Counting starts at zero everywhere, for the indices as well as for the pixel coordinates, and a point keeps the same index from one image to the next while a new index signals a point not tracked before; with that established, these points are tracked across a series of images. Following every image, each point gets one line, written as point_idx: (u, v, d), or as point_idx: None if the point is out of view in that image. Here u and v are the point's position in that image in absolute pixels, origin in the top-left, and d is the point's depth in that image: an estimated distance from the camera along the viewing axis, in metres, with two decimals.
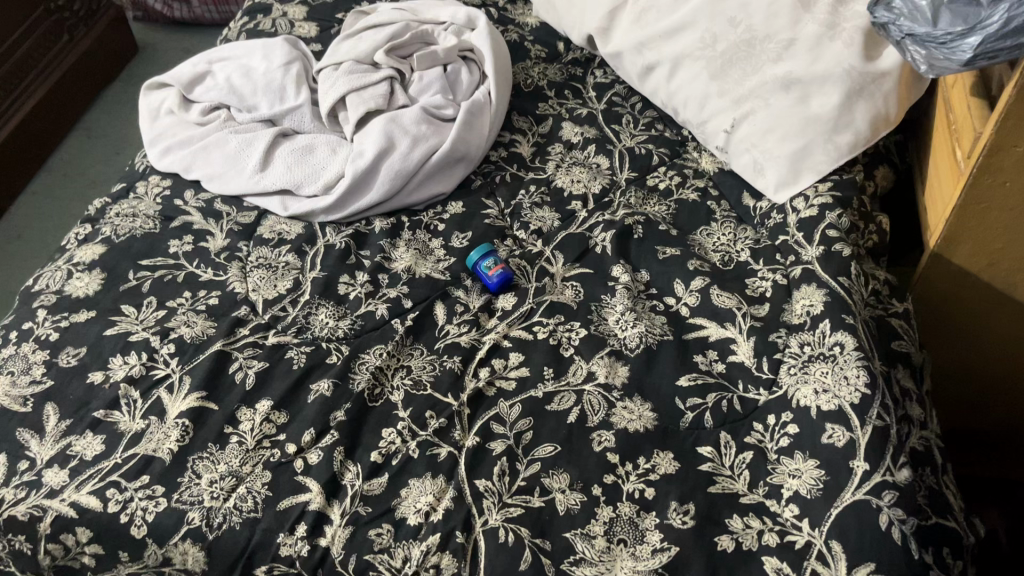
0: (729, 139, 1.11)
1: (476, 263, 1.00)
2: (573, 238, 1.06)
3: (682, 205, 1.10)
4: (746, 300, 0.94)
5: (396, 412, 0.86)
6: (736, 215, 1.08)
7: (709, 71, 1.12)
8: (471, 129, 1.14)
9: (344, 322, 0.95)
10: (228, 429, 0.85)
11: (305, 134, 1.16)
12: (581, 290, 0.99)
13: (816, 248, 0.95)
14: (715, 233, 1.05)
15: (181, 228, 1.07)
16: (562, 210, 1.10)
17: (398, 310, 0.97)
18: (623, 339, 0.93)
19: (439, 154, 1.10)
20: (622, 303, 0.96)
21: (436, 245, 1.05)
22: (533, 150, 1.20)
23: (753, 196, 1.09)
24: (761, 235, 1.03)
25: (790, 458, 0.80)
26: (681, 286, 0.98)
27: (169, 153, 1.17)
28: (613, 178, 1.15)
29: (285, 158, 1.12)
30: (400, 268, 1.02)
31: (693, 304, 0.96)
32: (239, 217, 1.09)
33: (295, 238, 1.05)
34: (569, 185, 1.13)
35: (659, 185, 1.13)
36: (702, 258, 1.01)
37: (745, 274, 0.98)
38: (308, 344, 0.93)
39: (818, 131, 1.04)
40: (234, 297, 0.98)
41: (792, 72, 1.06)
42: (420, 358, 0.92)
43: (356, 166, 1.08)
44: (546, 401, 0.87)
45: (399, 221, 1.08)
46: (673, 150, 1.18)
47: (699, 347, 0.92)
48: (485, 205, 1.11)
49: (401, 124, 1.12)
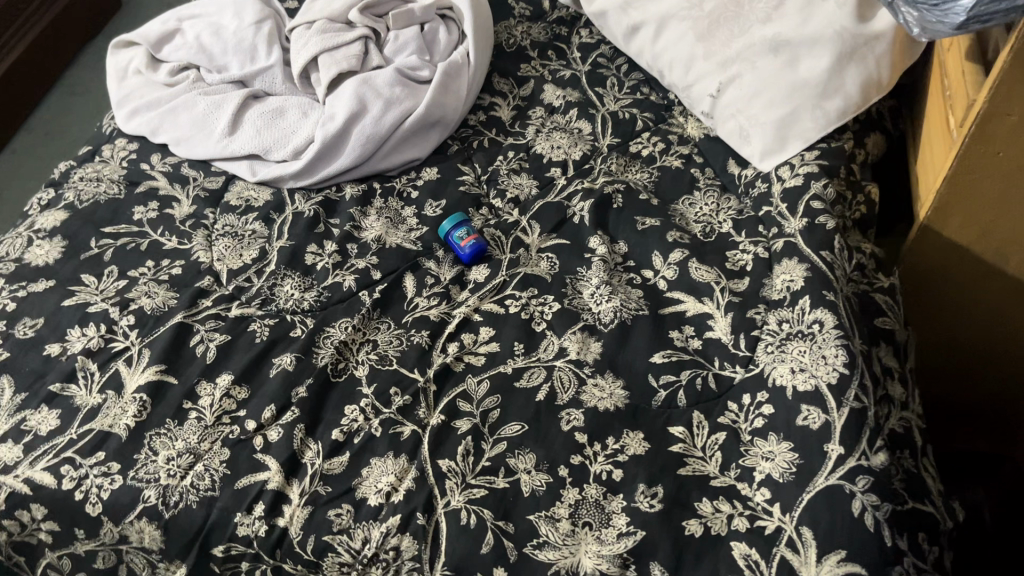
0: (715, 104, 1.06)
1: (448, 233, 0.97)
2: (550, 207, 1.02)
3: (665, 172, 1.06)
4: (726, 274, 0.91)
5: (360, 388, 0.84)
6: (721, 183, 1.04)
7: (695, 33, 1.08)
8: (447, 92, 1.10)
9: (310, 294, 0.92)
10: (187, 404, 0.83)
11: (276, 96, 1.12)
12: (556, 261, 0.96)
13: (799, 220, 0.91)
14: (697, 203, 1.01)
15: (146, 194, 1.04)
16: (540, 178, 1.06)
17: (366, 281, 0.94)
18: (597, 313, 0.90)
19: (413, 118, 1.05)
20: (597, 277, 0.93)
21: (408, 213, 1.01)
22: (513, 113, 1.16)
23: (739, 163, 1.05)
24: (744, 205, 0.99)
25: (763, 440, 0.78)
26: (659, 258, 0.94)
27: (136, 115, 1.13)
28: (595, 144, 1.11)
29: (254, 122, 1.08)
30: (370, 236, 0.98)
31: (671, 278, 0.93)
32: (206, 183, 1.05)
33: (263, 205, 1.02)
34: (548, 152, 1.09)
35: (642, 151, 1.09)
36: (682, 229, 0.98)
37: (726, 247, 0.94)
38: (273, 316, 0.90)
39: (807, 96, 1.00)
40: (197, 266, 0.95)
41: (781, 34, 1.02)
42: (387, 333, 0.89)
43: (326, 130, 1.04)
44: (515, 377, 0.84)
45: (371, 188, 1.05)
46: (658, 115, 1.14)
47: (676, 323, 0.89)
48: (460, 171, 1.07)
49: (374, 86, 1.07)
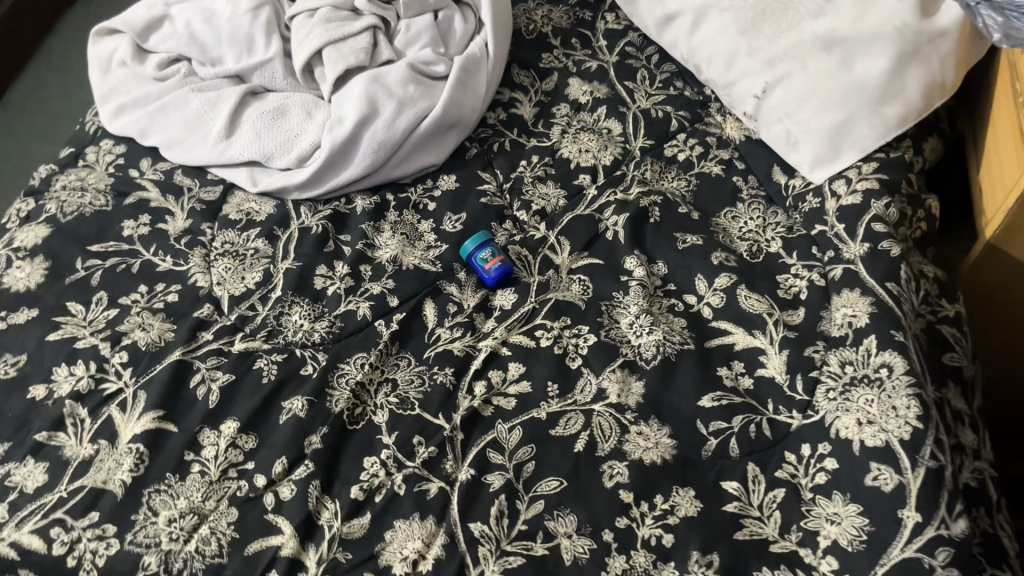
0: (760, 105, 0.97)
1: (471, 254, 0.88)
2: (580, 221, 0.93)
3: (704, 179, 0.97)
4: (778, 304, 0.83)
5: (381, 437, 0.76)
6: (766, 194, 0.95)
7: (737, 26, 0.98)
8: (465, 91, 1.01)
9: (321, 325, 0.84)
10: (189, 455, 0.75)
11: (276, 94, 1.03)
12: (589, 285, 0.88)
13: (860, 245, 0.82)
14: (741, 218, 0.93)
15: (136, 206, 0.94)
16: (568, 187, 0.97)
17: (383, 309, 0.85)
18: (637, 347, 0.82)
19: (429, 121, 0.96)
20: (636, 305, 0.85)
21: (426, 228, 0.93)
22: (536, 111, 1.06)
23: (785, 170, 0.96)
24: (794, 221, 0.91)
25: (827, 499, 0.71)
26: (703, 283, 0.86)
27: (123, 114, 1.03)
28: (626, 146, 1.01)
29: (253, 123, 0.98)
30: (385, 256, 0.90)
31: (716, 306, 0.85)
32: (202, 194, 0.96)
33: (265, 220, 0.93)
34: (576, 157, 1.00)
35: (678, 156, 1.00)
36: (727, 249, 0.89)
37: (776, 271, 0.86)
38: (280, 351, 0.82)
39: (863, 99, 0.90)
40: (195, 292, 0.86)
41: (835, 28, 0.93)
42: (407, 371, 0.81)
43: (334, 136, 0.94)
44: (550, 424, 0.77)
45: (384, 199, 0.95)
46: (693, 113, 1.05)
47: (724, 359, 0.81)
48: (481, 178, 0.98)
49: (385, 84, 0.98)
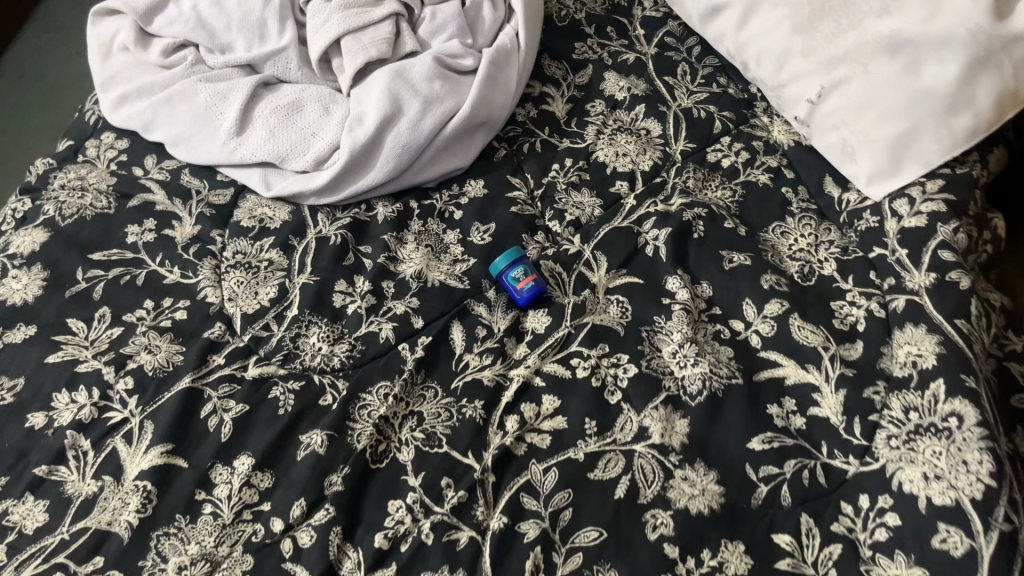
0: (813, 111, 0.90)
1: (501, 272, 0.82)
2: (618, 235, 0.87)
3: (751, 189, 0.91)
4: (834, 336, 0.77)
5: (406, 478, 0.71)
6: (817, 208, 0.89)
7: (791, 23, 0.90)
8: (494, 87, 0.94)
9: (341, 348, 0.78)
10: (200, 495, 0.70)
11: (291, 86, 0.95)
12: (628, 307, 0.82)
13: (925, 274, 0.76)
14: (791, 235, 0.87)
15: (140, 209, 0.88)
16: (604, 195, 0.91)
17: (407, 332, 0.79)
18: (680, 380, 0.77)
19: (456, 121, 0.89)
20: (679, 332, 0.79)
21: (452, 240, 0.87)
22: (569, 108, 0.99)
23: (837, 181, 0.90)
24: (849, 241, 0.85)
25: (889, 559, 0.65)
26: (752, 309, 0.80)
27: (126, 104, 0.96)
28: (666, 150, 0.95)
29: (266, 119, 0.91)
30: (408, 271, 0.84)
31: (766, 334, 0.79)
32: (212, 197, 0.89)
33: (279, 228, 0.86)
34: (613, 160, 0.93)
35: (722, 162, 0.93)
36: (777, 270, 0.83)
37: (830, 297, 0.80)
38: (298, 378, 0.76)
39: (929, 110, 0.82)
40: (206, 309, 0.80)
41: (901, 29, 0.83)
42: (433, 403, 0.75)
43: (354, 138, 0.87)
44: (589, 466, 0.71)
45: (407, 206, 0.89)
46: (738, 114, 0.98)
47: (774, 395, 0.75)
48: (510, 184, 0.91)
49: (409, 80, 0.90)
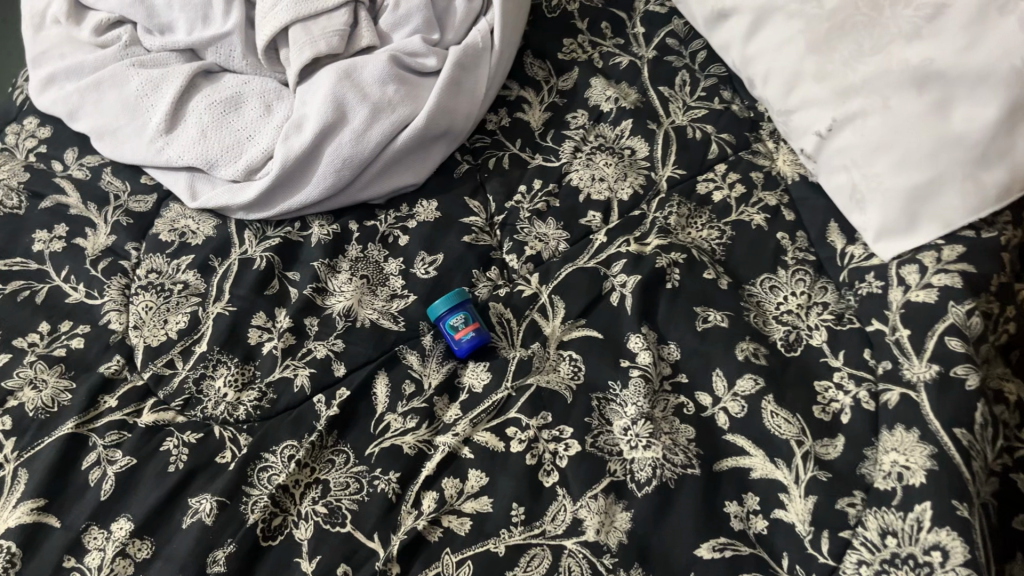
0: (821, 145, 0.78)
1: (439, 318, 0.72)
2: (581, 277, 0.76)
3: (741, 231, 0.79)
4: (812, 428, 0.66)
5: (299, 560, 0.62)
6: (816, 259, 0.77)
7: (807, 38, 0.77)
8: (458, 93, 0.82)
9: (248, 396, 0.69)
10: (68, 561, 0.61)
11: (234, 77, 0.85)
12: (581, 366, 0.71)
13: (926, 365, 0.64)
14: (780, 291, 0.75)
15: (52, 212, 0.79)
16: (572, 226, 0.80)
17: (325, 381, 0.70)
18: (629, 464, 0.66)
19: (408, 132, 0.78)
20: (634, 406, 0.68)
21: (392, 270, 0.76)
22: (546, 117, 0.87)
23: (843, 229, 0.77)
24: (846, 307, 0.73)
25: None
26: (722, 382, 0.69)
27: (51, 86, 0.86)
28: (651, 175, 0.83)
29: (199, 117, 0.81)
30: (337, 306, 0.74)
31: (735, 415, 0.68)
32: (132, 203, 0.80)
33: (200, 245, 0.77)
34: (587, 186, 0.82)
35: (712, 196, 0.82)
36: (758, 336, 0.72)
37: (813, 375, 0.69)
38: (196, 428, 0.68)
39: (956, 159, 0.69)
40: (107, 338, 0.72)
41: (931, 60, 0.70)
42: (342, 471, 0.66)
43: (289, 147, 0.77)
44: (508, 563, 0.62)
45: (346, 227, 0.79)
46: (739, 137, 0.85)
47: (734, 490, 0.65)
48: (467, 208, 0.80)
49: (358, 82, 0.79)
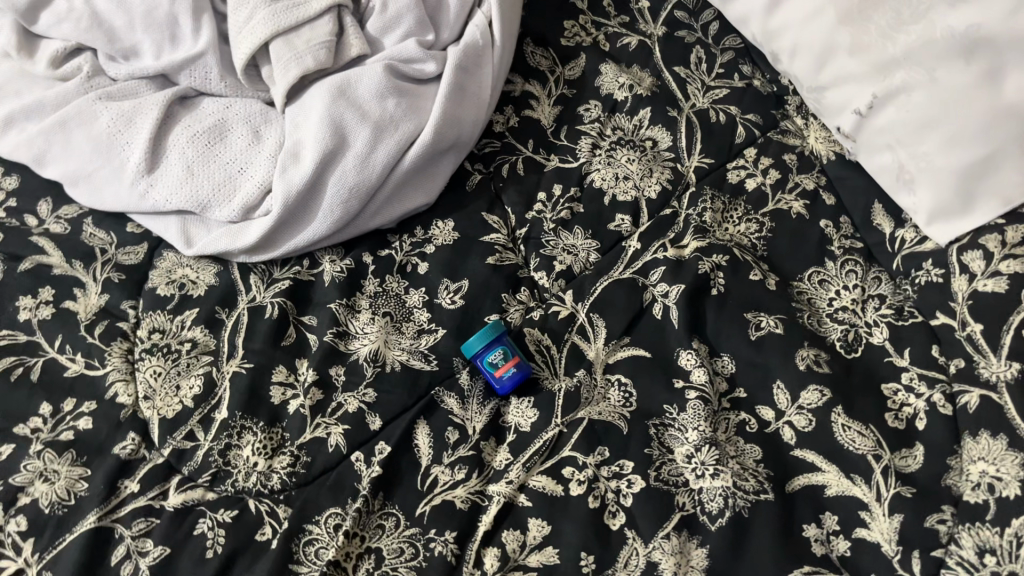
0: (861, 124, 0.73)
1: (476, 355, 0.66)
2: (619, 291, 0.71)
3: (781, 221, 0.74)
4: (888, 439, 0.62)
5: None
6: (864, 245, 0.72)
7: (838, 10, 0.72)
8: (462, 98, 0.75)
9: (280, 462, 0.64)
10: None
11: (213, 102, 0.78)
12: (632, 391, 0.67)
13: (1005, 363, 0.60)
14: (831, 285, 0.70)
15: (33, 275, 0.72)
16: (601, 234, 0.74)
17: (361, 437, 0.65)
18: (698, 495, 0.62)
19: (415, 151, 0.72)
20: (695, 431, 0.64)
21: (415, 302, 0.71)
22: (557, 112, 0.81)
23: (889, 210, 0.73)
24: (905, 299, 0.69)
25: None
26: (785, 395, 0.65)
27: (10, 129, 0.77)
28: (677, 167, 0.77)
29: (182, 152, 0.74)
30: (362, 351, 0.69)
31: (802, 430, 0.64)
32: (121, 256, 0.73)
33: (204, 297, 0.71)
34: (611, 186, 0.76)
35: (746, 184, 0.76)
36: (816, 340, 0.67)
37: (879, 379, 0.65)
38: (229, 505, 0.63)
39: (1013, 132, 0.64)
40: (116, 413, 0.66)
41: (979, 25, 0.64)
42: (393, 537, 0.61)
43: (288, 182, 0.70)
44: None
45: (360, 260, 0.73)
46: (765, 116, 0.80)
47: (811, 512, 0.61)
48: (486, 225, 0.75)
49: (355, 99, 0.72)
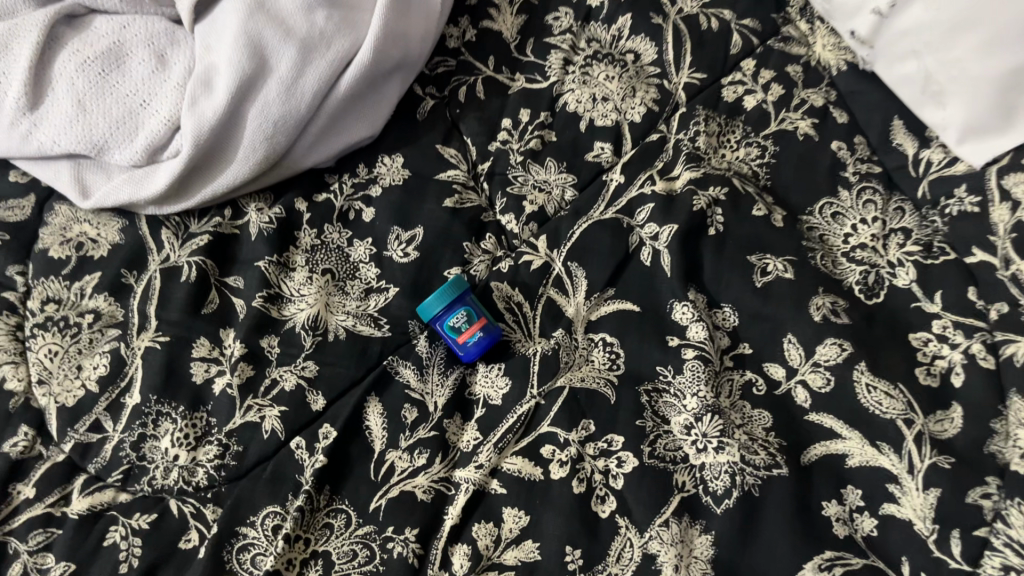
0: (880, 26, 0.62)
1: (435, 319, 0.56)
2: (601, 234, 0.61)
3: (786, 145, 0.64)
4: (920, 401, 0.53)
5: None
6: (882, 171, 0.62)
7: None
8: (410, 10, 0.62)
9: (206, 453, 0.54)
10: None
11: (106, 19, 0.63)
12: (619, 352, 0.57)
13: None
14: (847, 218, 0.60)
15: None
16: (578, 166, 0.64)
17: (302, 420, 0.55)
18: (699, 472, 0.53)
19: (352, 75, 0.59)
20: (694, 398, 0.54)
21: (361, 255, 0.61)
22: (521, 23, 0.69)
23: (910, 127, 0.62)
24: (932, 234, 0.59)
25: None
26: (797, 350, 0.55)
27: None
28: (664, 84, 0.66)
29: (71, 84, 0.60)
30: (299, 316, 0.58)
31: (817, 390, 0.54)
32: (4, 212, 0.61)
33: (107, 258, 0.60)
34: (588, 109, 0.65)
35: (744, 102, 0.66)
36: (832, 285, 0.58)
37: (906, 328, 0.56)
38: (149, 507, 0.52)
39: None
40: (4, 403, 0.55)
41: None
42: (344, 538, 0.51)
43: (199, 117, 0.58)
44: None
45: (292, 208, 0.62)
46: (764, 21, 0.69)
47: (831, 486, 0.52)
48: (442, 160, 0.64)
49: (277, 13, 0.60)
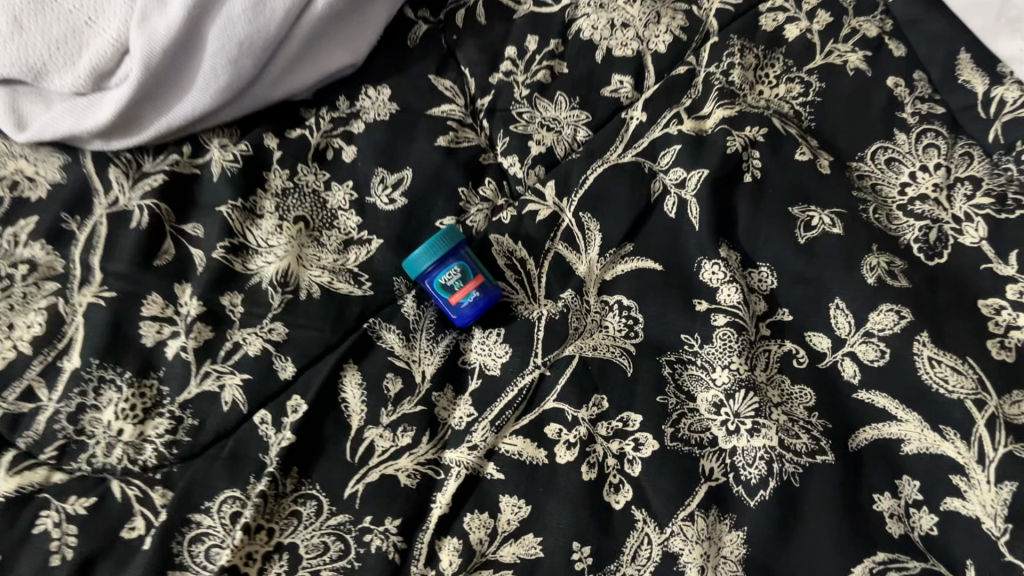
0: None
1: (424, 275, 0.48)
2: (619, 180, 0.52)
3: (834, 80, 0.55)
4: (992, 378, 0.44)
5: None
6: (946, 111, 0.53)
7: None
8: None
9: (156, 428, 0.46)
10: None
11: None
12: (637, 317, 0.49)
13: None
14: (903, 165, 0.52)
15: None
16: (592, 103, 0.55)
17: (268, 390, 0.47)
18: (730, 457, 0.45)
19: None
20: (725, 370, 0.46)
21: (340, 202, 0.53)
22: None
23: (978, 60, 0.53)
24: (1006, 183, 0.50)
25: None
26: (846, 318, 0.47)
27: None
28: (693, 10, 0.58)
29: None
30: (267, 271, 0.51)
31: (869, 364, 0.46)
32: None
33: (46, 200, 0.52)
34: (605, 38, 0.57)
35: (785, 32, 0.57)
36: (887, 242, 0.49)
37: (974, 294, 0.48)
38: (88, 490, 0.45)
39: None
40: None
41: None
42: (313, 530, 0.44)
43: (150, 36, 0.50)
44: None
45: (261, 145, 0.54)
46: None
47: (885, 476, 0.44)
48: (436, 93, 0.55)
49: None
